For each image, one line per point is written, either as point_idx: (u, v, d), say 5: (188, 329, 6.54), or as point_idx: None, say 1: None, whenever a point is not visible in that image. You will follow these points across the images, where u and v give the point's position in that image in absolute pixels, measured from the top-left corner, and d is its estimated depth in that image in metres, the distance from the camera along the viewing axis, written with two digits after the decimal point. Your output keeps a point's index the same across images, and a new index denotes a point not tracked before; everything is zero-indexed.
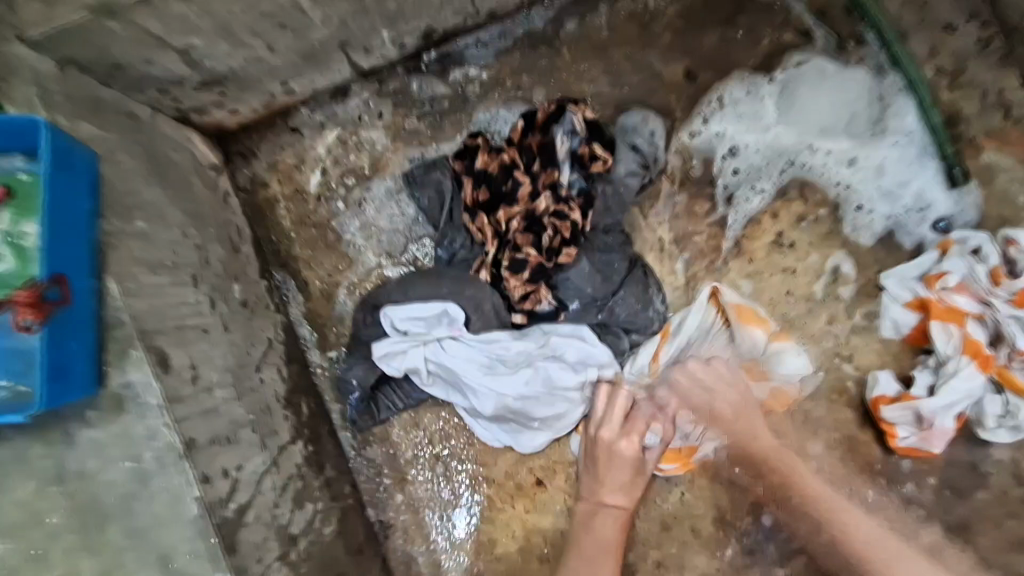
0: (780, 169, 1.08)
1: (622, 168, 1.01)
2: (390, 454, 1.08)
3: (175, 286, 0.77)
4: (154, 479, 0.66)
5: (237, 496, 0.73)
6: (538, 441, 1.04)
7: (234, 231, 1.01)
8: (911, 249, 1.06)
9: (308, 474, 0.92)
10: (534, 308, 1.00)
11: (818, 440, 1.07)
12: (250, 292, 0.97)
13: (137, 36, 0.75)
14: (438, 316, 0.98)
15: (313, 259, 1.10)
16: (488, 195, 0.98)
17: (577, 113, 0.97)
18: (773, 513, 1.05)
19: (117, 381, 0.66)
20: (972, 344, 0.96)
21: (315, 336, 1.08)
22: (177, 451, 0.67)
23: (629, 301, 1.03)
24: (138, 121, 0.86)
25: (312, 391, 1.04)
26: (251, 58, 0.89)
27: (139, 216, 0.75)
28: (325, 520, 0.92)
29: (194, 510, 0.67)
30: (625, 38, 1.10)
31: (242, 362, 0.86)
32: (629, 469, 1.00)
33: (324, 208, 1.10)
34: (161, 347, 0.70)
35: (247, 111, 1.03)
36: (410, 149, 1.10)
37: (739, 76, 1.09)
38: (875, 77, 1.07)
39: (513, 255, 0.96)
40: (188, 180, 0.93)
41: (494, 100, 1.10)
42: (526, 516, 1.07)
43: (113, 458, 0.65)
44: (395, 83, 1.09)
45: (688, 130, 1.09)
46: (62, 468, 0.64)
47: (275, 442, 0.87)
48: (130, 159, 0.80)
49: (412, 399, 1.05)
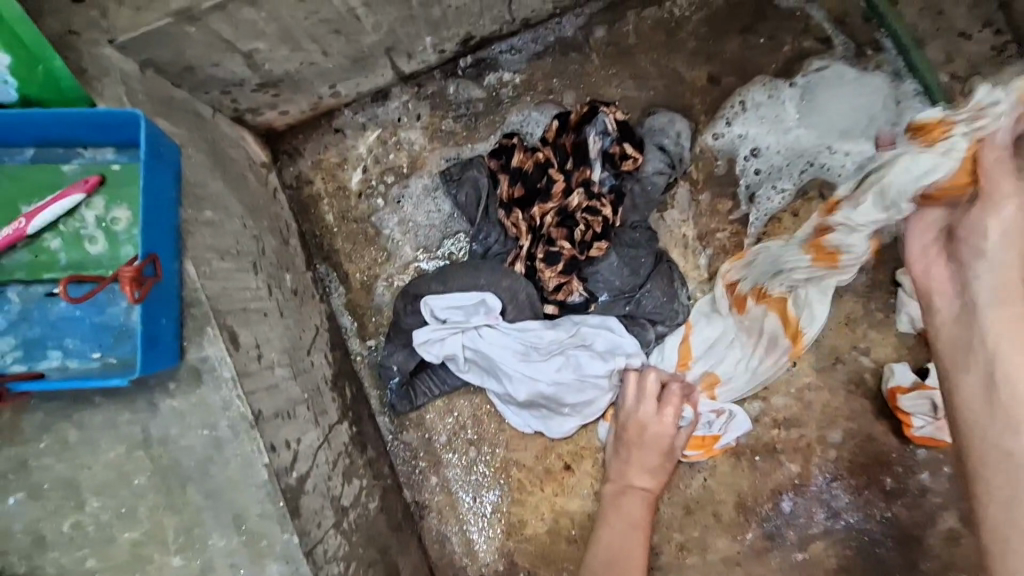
0: (801, 170, 1.13)
1: (650, 167, 1.07)
2: (425, 438, 1.14)
3: (239, 272, 0.84)
4: (228, 445, 0.71)
5: (298, 466, 0.79)
6: (567, 427, 1.09)
7: (283, 225, 1.07)
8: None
9: (353, 453, 0.98)
10: (566, 299, 1.06)
11: (837, 429, 1.11)
12: (299, 281, 1.04)
13: (210, 40, 0.81)
14: (477, 304, 1.04)
15: (354, 252, 1.16)
16: (523, 191, 1.04)
17: (609, 115, 1.02)
18: (792, 498, 1.11)
19: (194, 355, 0.71)
20: None
21: (355, 326, 1.15)
22: (248, 420, 0.72)
23: (655, 294, 1.08)
24: (202, 119, 0.93)
25: (353, 377, 1.10)
26: (307, 61, 0.95)
27: (208, 207, 0.82)
28: (369, 495, 0.98)
29: (264, 475, 0.72)
30: (651, 44, 1.15)
31: (295, 345, 0.92)
32: (658, 451, 1.06)
33: (364, 204, 1.16)
34: (231, 326, 0.76)
35: (296, 112, 1.10)
36: (446, 148, 1.16)
37: (762, 80, 1.14)
38: (893, 82, 1.12)
39: (547, 248, 1.02)
40: (244, 176, 1.00)
41: (526, 103, 1.16)
42: (554, 499, 1.12)
43: (192, 425, 0.71)
44: (433, 86, 1.15)
45: (712, 132, 1.15)
46: (147, 434, 0.70)
47: (326, 420, 0.93)
48: (199, 154, 0.86)
49: (448, 383, 1.10)
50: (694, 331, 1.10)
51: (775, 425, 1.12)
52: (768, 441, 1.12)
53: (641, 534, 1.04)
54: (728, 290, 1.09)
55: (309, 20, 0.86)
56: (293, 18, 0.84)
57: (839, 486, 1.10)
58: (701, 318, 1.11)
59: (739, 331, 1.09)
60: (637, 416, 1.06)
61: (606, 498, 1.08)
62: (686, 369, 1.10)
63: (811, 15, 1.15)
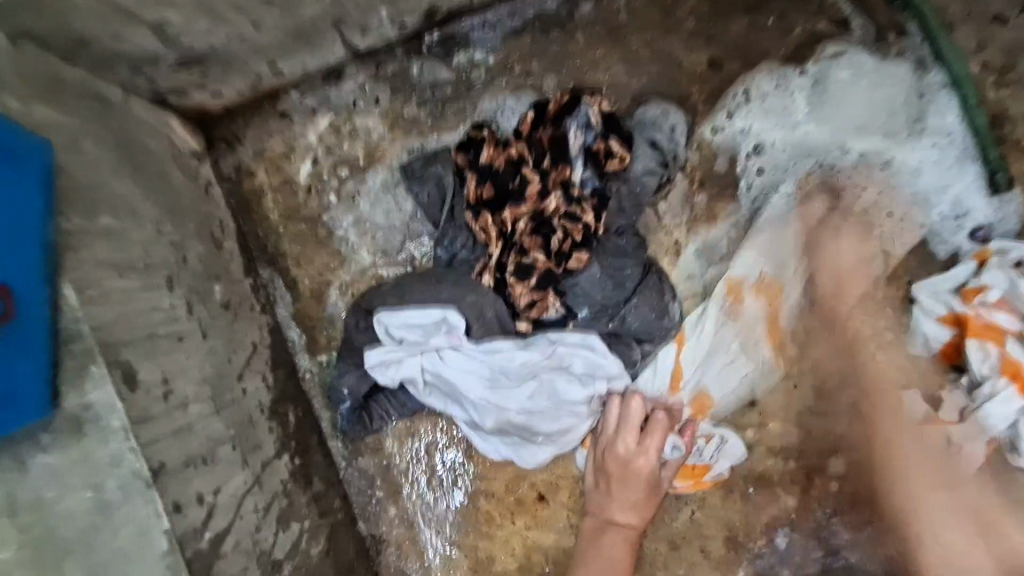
0: (808, 169, 1.00)
1: (640, 165, 0.94)
2: (383, 465, 1.02)
3: (146, 290, 0.70)
4: (119, 510, 0.59)
5: (213, 525, 0.67)
6: (541, 457, 0.96)
7: (217, 225, 0.93)
8: (945, 258, 0.99)
9: (294, 491, 0.86)
10: (540, 316, 0.93)
11: (840, 457, 1.00)
12: (233, 293, 0.90)
13: (100, 7, 0.66)
14: (437, 323, 0.91)
15: (303, 256, 1.02)
16: (493, 193, 0.90)
17: (592, 105, 0.89)
18: (787, 535, 1.01)
19: (75, 402, 0.59)
20: (1010, 364, 0.89)
21: (303, 340, 1.01)
22: (144, 479, 0.60)
23: (642, 310, 0.96)
24: (107, 103, 0.78)
25: (300, 399, 0.98)
26: (235, 35, 0.80)
27: (105, 211, 0.67)
28: (312, 538, 0.87)
29: (163, 544, 0.60)
30: (645, 22, 1.01)
31: (223, 371, 0.79)
32: (643, 485, 0.95)
33: (315, 201, 1.02)
34: (127, 360, 0.62)
35: (232, 94, 0.94)
36: (408, 139, 1.02)
37: (768, 67, 1.00)
38: (917, 72, 0.99)
39: (519, 258, 0.89)
40: (165, 170, 0.85)
41: (501, 88, 1.01)
42: (526, 533, 1.01)
43: (72, 486, 0.58)
44: (394, 66, 1.00)
45: (711, 125, 1.01)
46: (14, 497, 0.57)
47: (259, 457, 0.81)
48: (96, 146, 0.71)
49: (408, 408, 0.98)
50: (686, 347, 0.99)
51: (771, 453, 1.01)
52: (762, 471, 1.01)
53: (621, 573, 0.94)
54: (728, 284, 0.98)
55: None
56: None
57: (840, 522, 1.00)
58: (696, 329, 0.99)
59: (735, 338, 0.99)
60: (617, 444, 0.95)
61: (585, 537, 0.97)
62: (676, 393, 0.99)
63: None
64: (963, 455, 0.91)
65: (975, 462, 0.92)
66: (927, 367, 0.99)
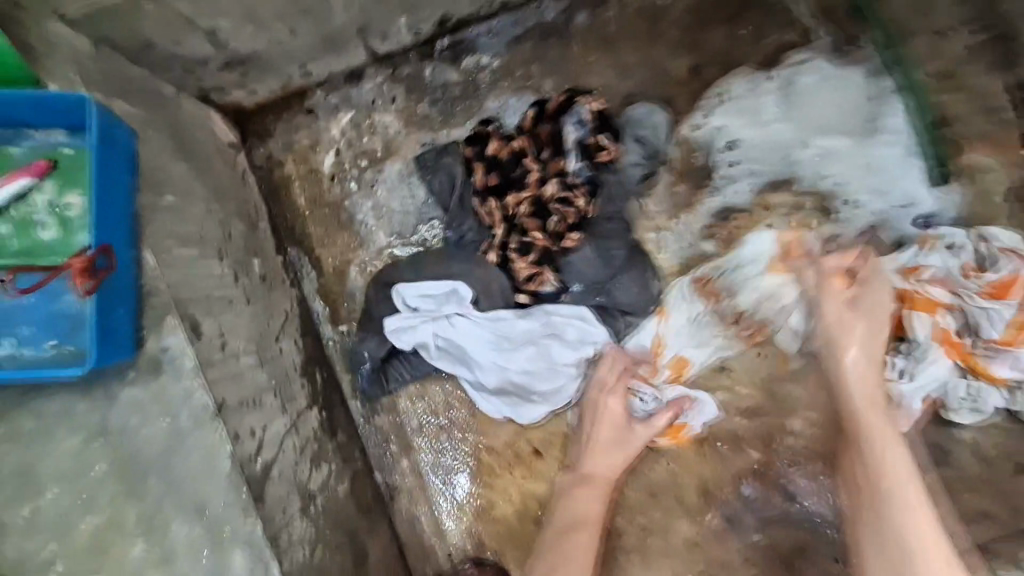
0: (775, 163, 1.13)
1: (626, 159, 1.08)
2: (397, 423, 1.15)
3: (203, 259, 0.82)
4: (189, 435, 0.71)
5: (263, 455, 0.79)
6: (537, 413, 1.10)
7: (252, 208, 1.05)
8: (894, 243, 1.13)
9: (321, 438, 0.99)
10: (537, 289, 1.05)
11: (800, 417, 1.14)
12: (268, 267, 1.02)
13: (167, 17, 0.78)
14: (448, 293, 1.04)
15: (327, 237, 1.14)
16: (498, 181, 1.03)
17: (586, 105, 1.02)
18: (752, 484, 1.15)
19: (154, 345, 0.71)
20: (943, 333, 1.04)
21: (327, 311, 1.13)
22: (210, 410, 0.72)
23: (628, 286, 1.09)
24: (165, 99, 0.90)
25: (324, 362, 1.10)
26: (274, 40, 0.92)
27: (169, 192, 0.80)
28: (338, 480, 1.00)
29: (227, 466, 0.72)
30: (633, 32, 1.14)
31: (263, 332, 0.92)
32: (617, 441, 1.07)
33: (337, 188, 1.14)
34: (193, 314, 0.75)
35: (266, 92, 1.07)
36: (421, 133, 1.14)
37: (742, 72, 1.13)
38: (871, 78, 1.12)
39: (521, 238, 1.02)
40: (210, 157, 0.97)
41: (504, 89, 1.14)
42: (523, 483, 1.15)
43: (152, 415, 0.70)
44: (409, 68, 1.12)
45: (690, 124, 1.14)
46: (105, 423, 0.69)
47: (294, 407, 0.93)
48: (160, 135, 0.83)
49: (420, 371, 1.11)
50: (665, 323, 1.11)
51: (739, 413, 1.15)
52: (733, 429, 1.15)
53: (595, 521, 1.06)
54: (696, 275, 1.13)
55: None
56: None
57: (798, 472, 1.14)
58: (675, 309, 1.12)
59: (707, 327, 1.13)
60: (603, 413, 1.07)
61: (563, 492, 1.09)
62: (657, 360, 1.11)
63: (793, 8, 1.14)
64: (904, 411, 1.06)
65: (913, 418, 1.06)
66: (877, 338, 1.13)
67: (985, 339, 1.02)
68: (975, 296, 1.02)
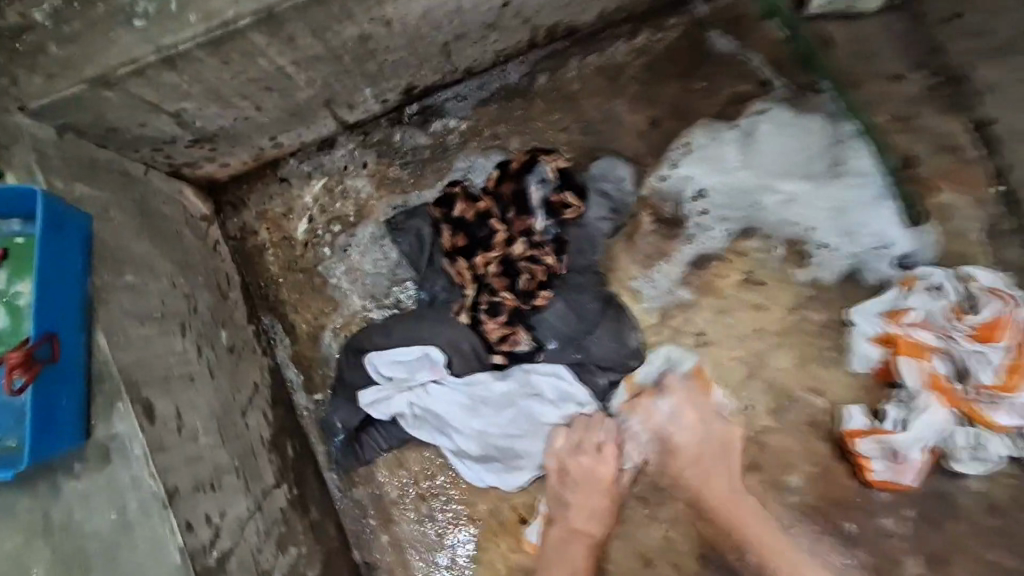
0: (747, 208, 1.12)
1: (593, 213, 1.08)
2: (375, 494, 1.10)
3: (162, 335, 0.81)
4: (138, 527, 0.68)
5: (219, 542, 0.76)
6: (522, 480, 1.06)
7: (224, 278, 1.05)
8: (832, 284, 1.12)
9: (292, 517, 0.95)
10: (512, 349, 1.03)
11: (796, 473, 1.10)
12: (237, 337, 1.01)
13: (130, 102, 0.80)
14: (420, 358, 1.03)
15: (300, 303, 1.13)
16: (466, 241, 1.03)
17: (549, 163, 1.03)
18: (753, 547, 1.08)
19: (103, 434, 0.69)
20: (935, 378, 1.01)
21: (301, 379, 1.11)
22: (161, 500, 0.69)
23: (604, 340, 1.07)
24: (132, 178, 0.91)
25: (297, 433, 1.07)
26: (241, 117, 0.94)
27: (129, 270, 0.79)
28: (307, 560, 0.95)
29: (177, 559, 0.69)
30: (596, 89, 1.16)
31: (228, 408, 0.89)
32: (587, 492, 1.03)
33: (310, 253, 1.14)
34: (147, 397, 0.73)
35: (237, 164, 1.08)
36: (393, 196, 1.15)
37: (703, 123, 1.15)
38: (832, 123, 1.14)
39: (491, 297, 1.01)
40: (179, 233, 0.97)
41: (472, 149, 1.16)
42: (509, 553, 1.09)
43: (98, 508, 0.68)
44: (378, 134, 1.15)
45: (658, 174, 1.14)
46: (48, 518, 0.68)
47: (260, 486, 0.90)
48: (123, 215, 0.84)
49: (397, 439, 1.07)
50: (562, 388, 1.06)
51: (732, 470, 1.09)
52: (724, 487, 1.09)
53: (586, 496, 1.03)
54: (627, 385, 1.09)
55: (236, 80, 0.85)
56: (218, 79, 0.83)
57: (797, 532, 1.09)
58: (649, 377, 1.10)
59: (668, 350, 1.11)
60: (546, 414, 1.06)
61: (550, 539, 1.04)
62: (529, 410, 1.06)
63: (751, 59, 1.16)
64: (906, 463, 1.03)
65: (916, 469, 1.03)
66: (868, 383, 1.09)
67: (980, 384, 0.99)
68: (963, 339, 1.00)
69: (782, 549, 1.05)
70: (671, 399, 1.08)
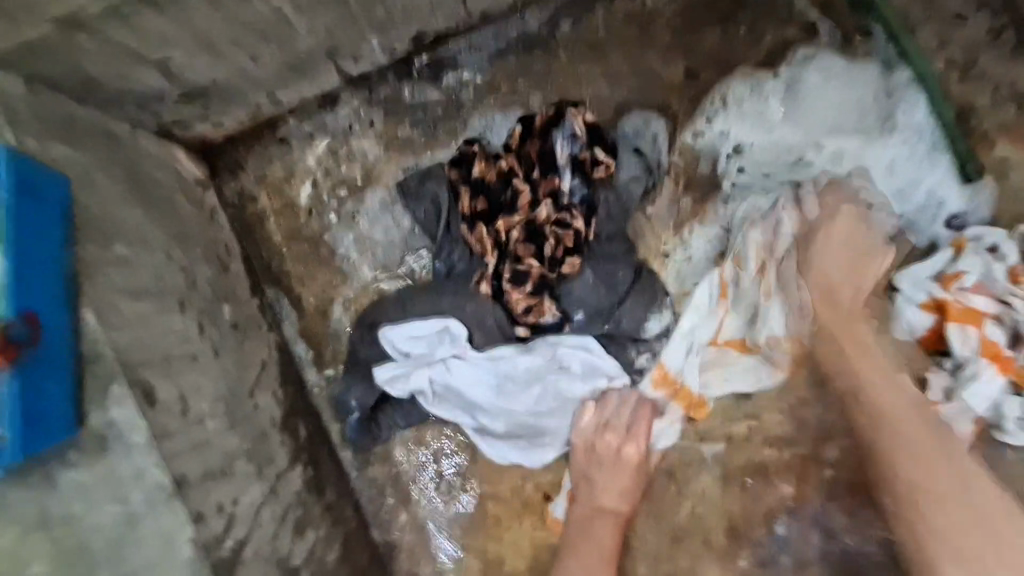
0: (788, 167, 1.04)
1: (625, 173, 0.99)
2: (392, 473, 1.05)
3: (161, 313, 0.74)
4: (144, 521, 0.62)
5: (233, 533, 0.70)
6: (548, 458, 1.01)
7: (224, 249, 0.97)
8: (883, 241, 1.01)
9: (307, 501, 0.90)
10: (537, 321, 0.96)
11: (833, 445, 1.03)
12: (241, 313, 0.94)
13: (110, 51, 0.71)
14: (440, 333, 0.97)
15: (307, 275, 1.06)
16: (486, 206, 0.94)
17: (576, 118, 0.93)
18: (787, 522, 1.03)
19: (98, 421, 0.62)
20: (990, 346, 0.94)
21: (310, 355, 1.05)
22: (168, 490, 0.63)
23: (635, 311, 1.00)
24: (116, 138, 0.82)
25: (309, 412, 1.01)
26: (234, 68, 0.84)
27: (119, 240, 0.71)
28: (326, 545, 0.90)
29: (189, 553, 0.63)
30: (623, 37, 1.06)
31: (235, 389, 0.83)
32: (614, 470, 0.98)
33: (316, 221, 1.06)
34: (147, 380, 0.66)
35: (233, 124, 0.99)
36: (403, 158, 1.06)
37: (742, 73, 1.05)
38: (883, 72, 1.04)
39: (514, 267, 0.93)
40: (173, 200, 0.89)
41: (489, 106, 1.06)
42: (534, 533, 1.04)
43: (98, 501, 0.62)
44: (386, 90, 1.05)
45: (692, 131, 1.06)
46: (46, 513, 0.61)
47: (273, 470, 0.84)
48: (108, 179, 0.75)
49: (415, 417, 1.01)
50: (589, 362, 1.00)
51: (767, 444, 1.04)
52: (758, 462, 1.04)
53: (612, 473, 0.98)
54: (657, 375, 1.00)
55: (228, 24, 0.75)
56: (208, 23, 0.73)
57: (836, 507, 1.03)
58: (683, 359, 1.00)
59: (696, 306, 1.02)
60: (573, 388, 1.00)
61: (573, 519, 0.99)
62: (554, 385, 1.00)
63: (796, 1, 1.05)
64: (952, 435, 0.95)
65: (963, 442, 0.95)
66: (913, 353, 1.03)
67: None
68: (1022, 304, 0.94)
69: (927, 486, 0.91)
70: (710, 371, 1.03)
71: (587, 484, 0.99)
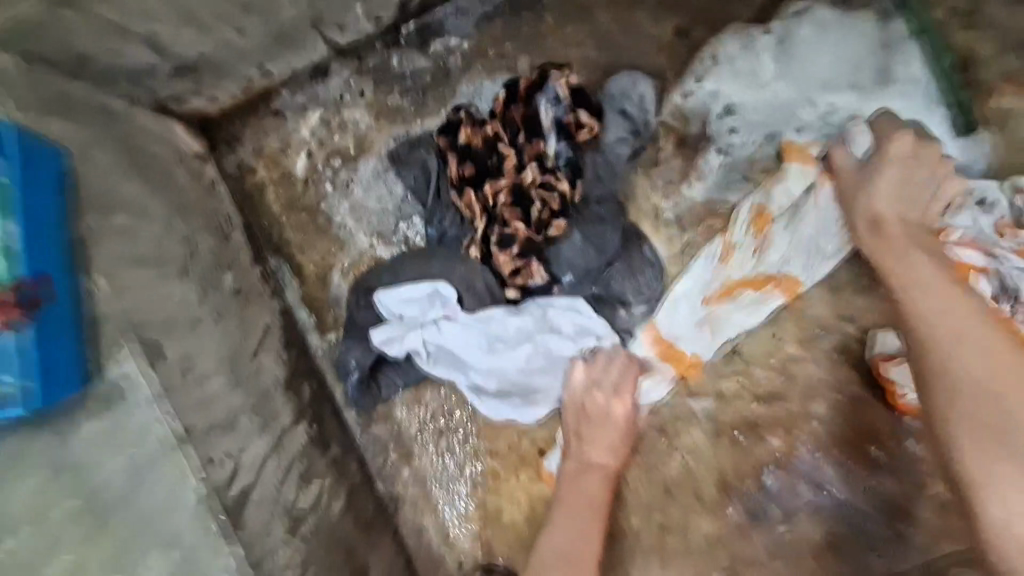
0: (780, 125, 1.03)
1: (611, 135, 1.00)
2: (394, 431, 1.11)
3: (163, 280, 0.78)
4: (151, 472, 0.68)
5: (238, 482, 0.75)
6: (540, 415, 1.04)
7: (224, 219, 1.01)
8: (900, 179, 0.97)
9: (312, 454, 0.96)
10: (525, 283, 0.99)
11: (822, 400, 1.05)
12: (244, 280, 0.98)
13: (99, 26, 0.75)
14: (431, 297, 1.00)
15: (305, 243, 1.09)
16: (474, 170, 0.96)
17: (560, 80, 0.95)
18: (776, 474, 1.06)
19: (109, 376, 0.68)
20: (978, 300, 0.93)
21: (313, 320, 1.09)
22: (174, 438, 0.70)
23: (624, 271, 1.03)
24: (113, 113, 0.84)
25: (313, 374, 1.06)
26: (222, 41, 0.87)
27: (120, 212, 0.76)
28: (331, 495, 0.96)
29: (194, 500, 0.69)
30: None
31: (239, 351, 0.88)
32: (603, 427, 1.01)
33: (312, 191, 1.09)
34: (152, 338, 0.72)
35: (227, 97, 1.01)
36: (394, 126, 1.08)
37: (734, 30, 1.04)
38: (880, 23, 1.01)
39: (502, 230, 0.95)
40: (171, 172, 0.92)
41: (477, 72, 1.07)
42: (530, 485, 1.09)
43: (109, 454, 0.66)
44: (375, 59, 1.06)
45: (681, 91, 1.05)
46: (60, 461, 0.65)
47: (277, 425, 0.90)
48: (107, 154, 0.79)
49: (411, 376, 1.06)
50: (576, 317, 1.02)
51: (756, 400, 1.06)
52: (748, 417, 1.07)
53: (602, 428, 1.01)
54: (648, 334, 1.03)
55: None
56: None
57: (824, 459, 1.05)
58: (676, 316, 1.02)
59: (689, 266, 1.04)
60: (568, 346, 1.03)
61: (564, 472, 1.02)
62: (547, 340, 1.02)
63: None
64: None
65: None
66: None
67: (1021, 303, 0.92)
68: (1010, 255, 0.93)
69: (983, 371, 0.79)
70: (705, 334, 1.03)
71: (578, 440, 1.02)
